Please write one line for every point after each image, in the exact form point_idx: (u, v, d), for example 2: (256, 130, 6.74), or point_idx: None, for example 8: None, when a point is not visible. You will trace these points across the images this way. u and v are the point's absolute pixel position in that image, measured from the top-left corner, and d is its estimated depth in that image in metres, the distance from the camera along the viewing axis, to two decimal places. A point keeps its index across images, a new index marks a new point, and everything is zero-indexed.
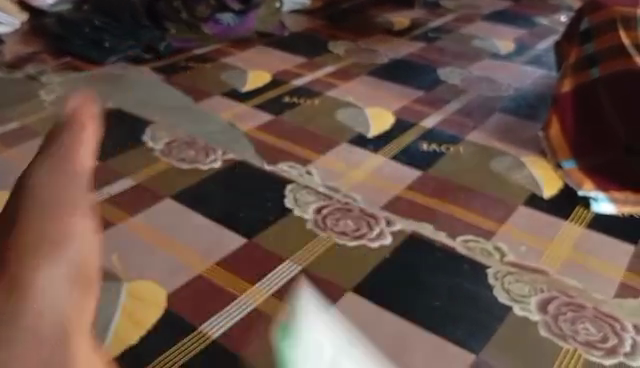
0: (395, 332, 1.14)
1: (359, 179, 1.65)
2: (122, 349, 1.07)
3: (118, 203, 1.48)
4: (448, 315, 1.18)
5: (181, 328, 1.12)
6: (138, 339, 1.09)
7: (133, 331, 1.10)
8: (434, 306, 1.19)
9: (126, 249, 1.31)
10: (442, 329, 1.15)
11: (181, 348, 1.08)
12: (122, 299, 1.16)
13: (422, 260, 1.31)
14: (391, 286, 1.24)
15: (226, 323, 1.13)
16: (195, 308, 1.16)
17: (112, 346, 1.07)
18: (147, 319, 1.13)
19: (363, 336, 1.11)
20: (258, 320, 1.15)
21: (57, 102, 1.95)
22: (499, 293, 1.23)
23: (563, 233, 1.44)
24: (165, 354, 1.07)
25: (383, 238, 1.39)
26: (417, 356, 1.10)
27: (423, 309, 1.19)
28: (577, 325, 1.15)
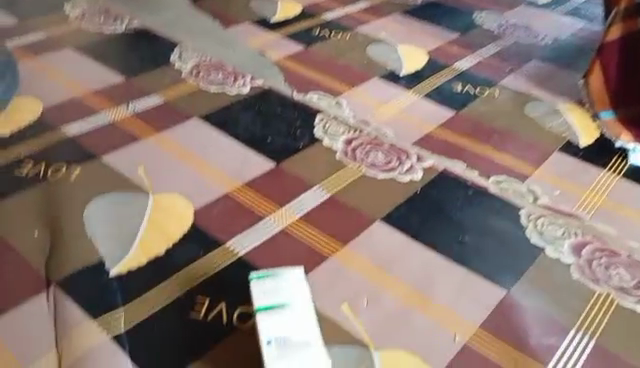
0: (423, 262, 1.09)
1: (390, 114, 1.59)
2: (147, 258, 1.04)
3: (143, 118, 1.44)
4: (478, 251, 1.13)
5: (207, 242, 1.09)
6: (164, 251, 1.06)
7: (159, 242, 1.08)
8: (465, 242, 1.15)
9: (152, 164, 1.28)
10: (471, 264, 1.10)
11: (205, 262, 1.04)
12: (150, 211, 1.14)
13: (453, 196, 1.27)
14: (420, 219, 1.20)
15: (251, 242, 1.10)
16: (221, 225, 1.14)
17: (137, 254, 1.05)
18: (174, 232, 1.10)
19: (390, 266, 1.08)
20: (283, 241, 1.11)
21: (81, 17, 1.89)
22: (532, 233, 1.19)
23: (598, 183, 1.40)
24: (190, 266, 1.03)
25: (413, 172, 1.33)
26: (446, 287, 1.04)
27: (453, 243, 1.14)
28: (610, 271, 1.12)
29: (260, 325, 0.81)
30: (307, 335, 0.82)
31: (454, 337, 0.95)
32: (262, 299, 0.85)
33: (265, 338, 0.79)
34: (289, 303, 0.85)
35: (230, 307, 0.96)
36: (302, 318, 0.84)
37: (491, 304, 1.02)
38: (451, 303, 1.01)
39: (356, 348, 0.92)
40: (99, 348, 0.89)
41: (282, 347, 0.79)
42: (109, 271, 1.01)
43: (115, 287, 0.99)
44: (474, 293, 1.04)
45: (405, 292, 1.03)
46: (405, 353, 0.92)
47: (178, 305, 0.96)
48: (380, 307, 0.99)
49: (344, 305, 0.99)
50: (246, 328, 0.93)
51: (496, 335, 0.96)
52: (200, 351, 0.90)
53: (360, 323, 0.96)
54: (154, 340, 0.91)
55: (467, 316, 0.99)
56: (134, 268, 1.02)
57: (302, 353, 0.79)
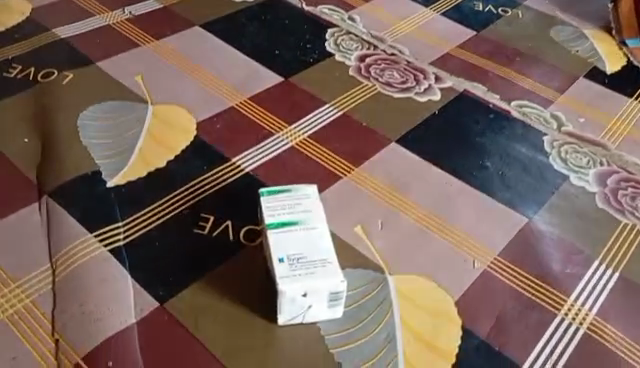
0: (440, 187, 1.03)
1: (407, 31, 1.48)
2: (147, 170, 0.97)
3: (141, 24, 1.32)
4: (499, 177, 1.07)
5: (211, 156, 1.01)
6: (165, 162, 0.99)
7: (160, 154, 1.00)
8: (485, 167, 1.08)
9: (151, 72, 1.18)
10: (491, 190, 1.03)
11: (209, 177, 0.97)
12: (149, 122, 1.06)
13: (472, 119, 1.18)
14: (438, 142, 1.12)
15: (258, 158, 1.03)
16: (225, 139, 1.05)
17: (137, 165, 0.98)
18: (176, 144, 1.02)
19: (406, 188, 1.01)
20: (292, 159, 1.04)
21: None
22: (555, 161, 1.12)
23: (624, 112, 1.32)
24: (193, 180, 0.96)
25: (431, 93, 1.24)
26: (465, 212, 0.98)
27: (472, 168, 1.07)
28: (637, 201, 1.06)
29: (272, 243, 0.77)
30: (324, 251, 0.77)
31: (473, 262, 0.90)
32: (273, 217, 0.80)
33: (277, 257, 0.76)
34: (302, 219, 0.80)
35: (237, 225, 0.90)
36: (318, 234, 0.79)
37: (512, 231, 0.96)
38: (470, 229, 0.95)
39: (369, 270, 0.86)
40: (98, 260, 0.82)
41: (295, 265, 0.75)
42: (107, 181, 0.94)
43: (114, 198, 0.91)
44: (495, 219, 0.98)
45: (421, 216, 0.97)
46: (422, 277, 0.87)
47: (181, 220, 0.90)
48: (395, 231, 0.93)
49: (357, 227, 0.93)
50: (254, 247, 0.87)
51: (516, 263, 0.91)
52: (204, 268, 0.83)
53: (373, 246, 0.90)
54: (154, 255, 0.84)
55: (487, 242, 0.94)
56: (133, 180, 0.95)
57: (317, 270, 0.75)
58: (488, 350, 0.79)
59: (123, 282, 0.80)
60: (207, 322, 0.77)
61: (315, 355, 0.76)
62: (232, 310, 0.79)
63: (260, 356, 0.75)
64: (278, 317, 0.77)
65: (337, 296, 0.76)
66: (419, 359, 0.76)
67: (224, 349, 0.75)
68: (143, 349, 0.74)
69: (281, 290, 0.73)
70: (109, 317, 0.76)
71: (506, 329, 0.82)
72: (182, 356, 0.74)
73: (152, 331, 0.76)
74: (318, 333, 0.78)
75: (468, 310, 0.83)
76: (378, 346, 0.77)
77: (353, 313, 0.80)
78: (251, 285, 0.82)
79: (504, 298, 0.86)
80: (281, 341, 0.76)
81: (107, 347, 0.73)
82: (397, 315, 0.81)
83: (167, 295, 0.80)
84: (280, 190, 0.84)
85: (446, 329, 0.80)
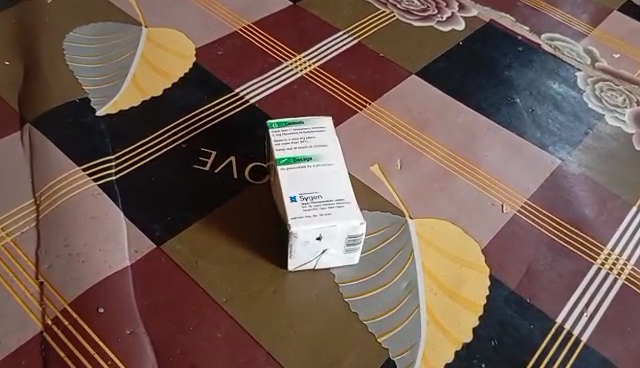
0: (465, 125, 0.93)
1: None
2: (141, 99, 0.87)
3: None
4: (529, 114, 0.97)
5: (212, 84, 0.91)
6: (162, 90, 0.89)
7: (155, 82, 0.90)
8: (514, 105, 0.98)
9: None
10: (522, 130, 0.94)
11: (211, 108, 0.87)
12: (143, 46, 0.95)
13: (500, 52, 1.07)
14: (462, 75, 1.02)
15: (264, 88, 0.92)
16: (227, 67, 0.94)
17: (130, 93, 0.88)
18: (173, 70, 0.92)
19: (428, 125, 0.92)
20: (301, 90, 0.93)
21: None
22: (590, 99, 1.02)
23: None
24: (193, 111, 0.86)
25: (455, 23, 1.11)
26: (492, 152, 0.89)
27: (501, 105, 0.98)
28: None
29: (282, 182, 0.69)
30: (341, 190, 0.69)
31: (502, 206, 0.82)
32: (282, 151, 0.71)
33: (289, 196, 0.67)
34: (316, 155, 0.71)
35: (241, 161, 0.81)
36: (333, 172, 0.70)
37: (544, 173, 0.88)
38: (498, 171, 0.87)
39: (388, 213, 0.78)
40: (86, 195, 0.73)
41: (309, 206, 0.67)
42: (96, 110, 0.84)
43: (104, 129, 0.82)
44: (525, 160, 0.89)
45: (444, 155, 0.88)
46: (445, 222, 0.79)
47: (180, 155, 0.81)
48: (415, 171, 0.85)
49: (374, 166, 0.84)
50: (261, 185, 0.78)
51: (548, 208, 0.83)
52: (206, 207, 0.75)
53: (392, 187, 0.82)
54: (151, 192, 0.76)
55: (516, 185, 0.85)
56: (126, 109, 0.85)
57: (333, 212, 0.66)
58: (518, 302, 0.72)
59: (116, 221, 0.71)
60: (208, 266, 0.69)
61: (329, 304, 0.68)
62: (238, 253, 0.71)
63: (268, 304, 0.67)
64: (288, 262, 0.69)
65: (355, 240, 0.67)
66: (444, 311, 0.69)
67: (228, 296, 0.67)
68: (138, 294, 0.66)
69: (295, 234, 0.65)
70: (100, 259, 0.67)
71: (538, 280, 0.75)
72: (181, 303, 0.66)
73: (148, 275, 0.68)
74: (331, 281, 0.70)
75: (497, 259, 0.76)
76: (399, 296, 0.70)
77: (370, 259, 0.73)
78: (258, 226, 0.74)
79: (535, 245, 0.78)
80: (292, 288, 0.69)
81: (98, 291, 0.65)
82: (418, 263, 0.73)
83: (165, 236, 0.72)
84: (291, 122, 0.75)
85: (472, 279, 0.73)
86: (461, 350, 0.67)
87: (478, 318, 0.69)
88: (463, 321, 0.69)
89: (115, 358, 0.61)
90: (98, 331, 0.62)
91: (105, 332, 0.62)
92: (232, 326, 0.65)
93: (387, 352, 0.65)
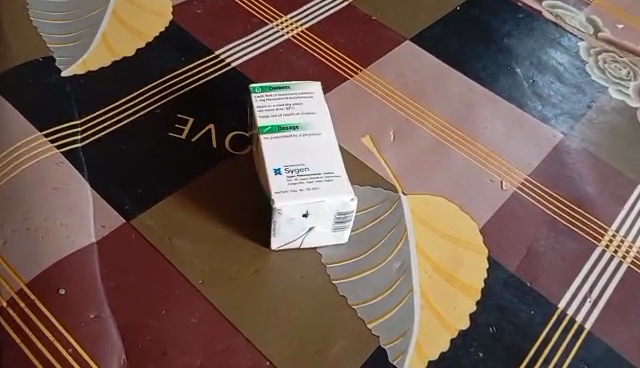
0: (463, 95, 0.86)
1: None
2: (111, 60, 0.79)
3: None
4: (530, 85, 0.91)
5: (189, 45, 0.83)
6: (134, 51, 0.81)
7: (128, 42, 0.82)
8: (514, 76, 0.91)
9: None
10: (523, 104, 0.87)
11: (188, 71, 0.80)
12: (115, 1, 0.86)
13: (499, 19, 0.99)
14: (459, 41, 0.94)
15: (247, 51, 0.85)
16: (207, 27, 0.86)
17: (99, 54, 0.80)
18: (147, 30, 0.84)
19: (423, 95, 0.85)
20: (287, 55, 0.86)
21: None
22: (593, 70, 0.96)
23: None
24: (169, 74, 0.79)
25: None
26: (492, 124, 0.83)
27: (501, 75, 0.91)
28: None
29: (265, 152, 0.62)
30: (330, 163, 0.62)
31: (500, 183, 0.76)
32: (266, 119, 0.65)
33: (272, 168, 0.61)
34: (303, 124, 0.65)
35: (221, 130, 0.74)
36: (322, 142, 0.64)
37: (546, 148, 0.82)
38: (497, 145, 0.81)
39: (380, 189, 0.72)
40: (48, 165, 0.65)
41: (295, 179, 0.60)
42: (60, 71, 0.77)
43: (70, 92, 0.74)
44: (526, 134, 0.83)
45: (440, 127, 0.81)
46: (442, 199, 0.73)
47: (154, 122, 0.73)
48: (408, 144, 0.78)
49: (365, 137, 0.78)
50: (242, 156, 0.72)
51: (550, 186, 0.78)
52: (182, 179, 0.69)
53: (384, 161, 0.76)
54: (121, 162, 0.69)
55: (516, 160, 0.79)
56: (94, 70, 0.78)
57: (321, 186, 0.60)
58: (518, 286, 0.67)
59: (80, 192, 0.64)
60: (183, 244, 0.63)
61: (315, 287, 0.63)
62: (215, 230, 0.65)
63: (248, 286, 0.61)
64: (272, 241, 0.63)
65: (344, 217, 0.61)
66: (439, 295, 0.64)
67: (205, 277, 0.61)
68: (104, 276, 0.60)
69: (279, 210, 0.59)
70: (62, 235, 0.60)
71: (539, 262, 0.70)
72: (153, 285, 0.60)
73: (116, 253, 0.62)
74: (318, 261, 0.64)
75: (495, 239, 0.70)
76: (391, 278, 0.64)
77: (360, 238, 0.67)
78: (239, 201, 0.67)
79: (536, 225, 0.73)
80: (275, 269, 0.63)
81: (59, 270, 0.58)
82: (412, 242, 0.68)
83: (135, 210, 0.65)
84: (275, 86, 0.68)
85: (470, 261, 0.68)
86: (457, 338, 0.62)
87: (475, 302, 0.64)
88: (459, 306, 0.64)
89: (77, 345, 0.55)
90: (57, 315, 0.56)
91: (65, 317, 0.56)
92: (208, 310, 0.60)
93: (377, 339, 0.60)
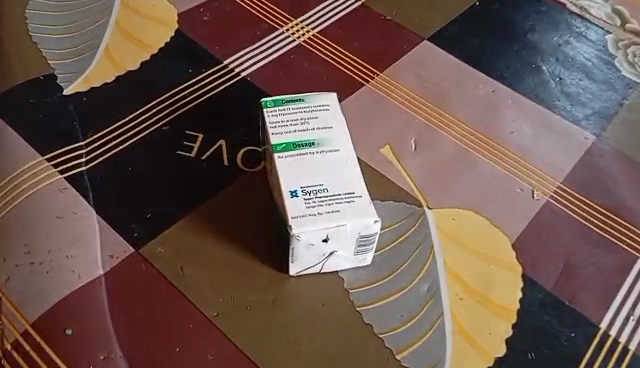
0: (487, 96, 0.80)
1: None
2: (115, 74, 0.75)
3: None
4: (557, 82, 0.85)
5: (196, 54, 0.79)
6: (139, 64, 0.77)
7: (132, 54, 0.77)
8: (539, 75, 0.85)
9: None
10: (553, 105, 0.81)
11: (195, 83, 0.76)
12: (117, 11, 0.81)
13: (520, 13, 0.93)
14: (480, 38, 0.88)
15: (256, 59, 0.80)
16: (214, 34, 0.81)
17: (103, 68, 0.75)
18: (151, 40, 0.79)
19: (445, 98, 0.79)
20: (300, 60, 0.80)
21: None
22: (623, 66, 0.88)
23: None
24: (175, 87, 0.75)
25: None
26: (519, 128, 0.77)
27: (525, 74, 0.85)
28: None
29: (281, 172, 0.58)
30: (350, 182, 0.58)
31: (532, 192, 0.71)
32: (281, 136, 0.61)
33: (288, 190, 0.57)
34: (320, 139, 0.61)
35: (232, 146, 0.70)
36: (341, 159, 0.60)
37: (578, 153, 0.76)
38: (527, 150, 0.75)
39: (405, 204, 0.68)
40: (50, 191, 0.62)
41: (312, 202, 0.56)
42: (62, 89, 0.72)
43: (73, 111, 0.70)
44: (556, 137, 0.78)
45: (464, 133, 0.76)
46: (470, 212, 0.68)
47: (161, 140, 0.69)
48: (431, 153, 0.73)
49: (385, 147, 0.73)
50: (255, 174, 0.68)
51: (585, 193, 0.72)
52: (192, 201, 0.65)
53: (405, 172, 0.71)
54: (128, 185, 0.65)
55: (548, 166, 0.74)
56: (98, 86, 0.74)
57: (342, 209, 0.56)
58: (556, 306, 0.62)
59: (85, 221, 0.61)
60: (196, 273, 0.59)
61: (337, 316, 0.59)
62: (230, 257, 0.61)
63: (266, 318, 0.58)
64: (290, 267, 0.59)
65: (367, 240, 0.57)
66: (472, 319, 0.60)
67: (220, 309, 0.58)
68: (113, 311, 0.56)
69: (297, 236, 0.55)
70: (67, 269, 0.57)
71: (577, 278, 0.65)
72: (165, 320, 0.57)
73: (125, 286, 0.58)
74: (341, 287, 0.60)
75: (529, 254, 0.66)
76: (419, 303, 0.60)
77: (384, 259, 0.63)
78: (253, 223, 0.63)
79: (572, 237, 0.68)
80: (294, 297, 0.59)
81: (65, 308, 0.55)
82: (440, 262, 0.63)
83: (145, 237, 0.61)
84: (288, 99, 0.63)
85: (504, 280, 0.63)
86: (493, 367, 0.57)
87: (511, 326, 0.60)
88: (494, 331, 0.59)
89: None
90: (64, 357, 0.53)
91: (73, 359, 0.53)
92: (225, 345, 0.56)
93: None
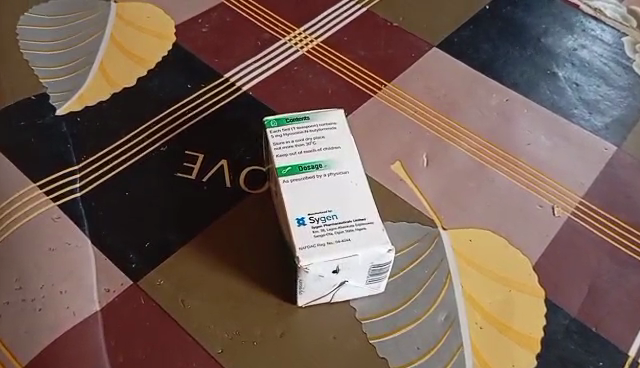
0: (501, 105, 0.76)
1: None
2: (110, 92, 0.71)
3: None
4: (574, 88, 0.80)
5: (195, 68, 0.75)
6: (136, 80, 0.73)
7: (128, 69, 0.73)
8: (555, 81, 0.80)
9: None
10: (570, 113, 0.77)
11: (195, 99, 0.72)
12: (112, 25, 0.77)
13: (533, 16, 0.88)
14: (492, 43, 0.83)
15: (258, 72, 0.76)
16: (214, 46, 0.78)
17: (97, 85, 0.72)
18: (148, 54, 0.75)
19: (457, 109, 0.75)
20: (303, 72, 0.76)
21: None
22: None
23: None
24: (173, 104, 0.71)
25: None
26: (536, 139, 0.73)
27: (540, 81, 0.80)
28: None
29: (286, 199, 0.55)
30: (360, 208, 0.55)
31: (552, 209, 0.67)
32: (285, 158, 0.57)
33: (295, 218, 0.54)
34: (327, 161, 0.57)
35: (234, 166, 0.66)
36: (350, 182, 0.56)
37: (598, 164, 0.72)
38: (545, 163, 0.71)
39: (418, 225, 0.64)
40: (43, 221, 0.59)
41: (321, 230, 0.53)
42: (55, 109, 0.69)
43: (66, 133, 0.67)
44: (576, 146, 0.73)
45: (478, 145, 0.72)
46: (487, 232, 0.64)
47: (160, 161, 0.66)
48: (444, 169, 0.69)
49: (395, 163, 0.69)
50: (259, 196, 0.64)
51: (608, 209, 0.68)
52: (193, 228, 0.61)
53: (417, 190, 0.67)
54: (125, 211, 0.62)
55: (568, 179, 0.70)
56: (93, 105, 0.70)
57: (352, 237, 0.53)
58: (582, 332, 0.59)
59: (80, 253, 0.58)
60: (198, 306, 0.57)
61: (349, 349, 0.55)
62: (233, 287, 0.58)
63: (274, 353, 0.55)
64: (298, 298, 0.56)
65: (381, 269, 0.54)
66: (491, 349, 0.56)
67: (224, 344, 0.55)
68: (111, 350, 0.54)
69: (305, 268, 0.51)
70: (61, 305, 0.55)
71: (603, 301, 0.61)
72: (166, 358, 0.54)
73: (123, 321, 0.55)
74: (352, 317, 0.57)
75: (551, 276, 0.62)
76: (437, 334, 0.57)
77: (397, 286, 0.59)
78: (259, 250, 0.60)
79: (596, 257, 0.64)
80: (302, 329, 0.56)
81: (60, 350, 0.52)
82: (457, 288, 0.60)
83: (143, 268, 0.58)
84: (292, 118, 0.59)
85: (525, 305, 0.59)
86: None
87: (535, 357, 0.57)
88: (518, 363, 0.56)
89: None
90: None
91: None
92: None
93: None
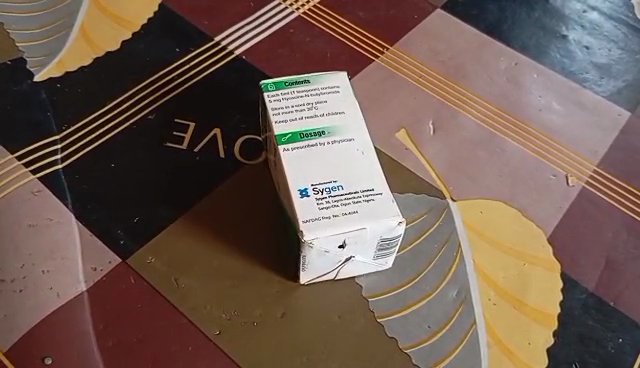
0: (510, 69, 0.71)
1: None
2: (92, 56, 0.66)
3: None
4: (585, 52, 0.74)
5: (183, 31, 0.69)
6: (119, 44, 0.67)
7: (111, 32, 0.68)
8: (564, 45, 0.74)
9: None
10: (581, 79, 0.72)
11: (184, 64, 0.67)
12: None
13: None
14: (500, 4, 0.77)
15: (251, 35, 0.70)
16: (203, 7, 0.72)
17: (78, 48, 0.66)
18: (133, 16, 0.69)
19: (464, 74, 0.70)
20: (299, 35, 0.71)
21: None
22: None
23: None
24: (160, 69, 0.66)
25: None
26: (548, 104, 0.69)
27: (549, 44, 0.74)
28: None
29: (287, 169, 0.51)
30: (367, 178, 0.51)
31: (565, 179, 0.63)
32: (285, 125, 0.53)
33: (297, 189, 0.50)
34: (331, 128, 0.53)
35: (228, 135, 0.62)
36: (356, 151, 0.52)
37: (611, 131, 0.68)
38: (557, 130, 0.67)
39: (425, 196, 0.60)
40: (22, 196, 0.55)
41: (325, 202, 0.49)
42: (32, 75, 0.63)
43: (45, 99, 0.62)
44: (589, 113, 0.69)
45: (487, 112, 0.68)
46: (498, 203, 0.61)
47: (147, 131, 0.61)
48: (452, 137, 0.65)
49: (400, 131, 0.65)
50: (256, 167, 0.60)
51: (623, 178, 0.64)
52: (186, 202, 0.57)
53: (424, 160, 0.63)
54: (110, 183, 0.57)
55: (581, 147, 0.66)
56: (73, 71, 0.64)
57: (360, 209, 0.49)
58: (600, 308, 0.56)
59: (62, 229, 0.54)
60: (193, 285, 0.53)
61: (356, 329, 0.52)
62: (230, 264, 0.54)
63: (276, 335, 0.51)
64: (300, 275, 0.52)
65: (389, 244, 0.51)
66: (505, 327, 0.54)
67: (222, 326, 0.51)
68: (99, 335, 0.50)
69: (309, 243, 0.48)
70: (43, 285, 0.51)
71: (621, 274, 0.58)
72: (159, 341, 0.50)
73: (111, 302, 0.51)
74: (358, 294, 0.54)
75: (567, 249, 0.59)
76: (448, 311, 0.54)
77: (405, 261, 0.56)
78: (256, 225, 0.56)
79: (612, 230, 0.61)
80: (305, 308, 0.53)
81: (44, 333, 0.49)
82: (468, 262, 0.56)
83: (132, 245, 0.54)
84: (291, 81, 0.55)
85: (539, 281, 0.56)
86: None
87: (552, 334, 0.54)
88: (534, 341, 0.53)
89: None
90: None
91: None
92: None
93: None
